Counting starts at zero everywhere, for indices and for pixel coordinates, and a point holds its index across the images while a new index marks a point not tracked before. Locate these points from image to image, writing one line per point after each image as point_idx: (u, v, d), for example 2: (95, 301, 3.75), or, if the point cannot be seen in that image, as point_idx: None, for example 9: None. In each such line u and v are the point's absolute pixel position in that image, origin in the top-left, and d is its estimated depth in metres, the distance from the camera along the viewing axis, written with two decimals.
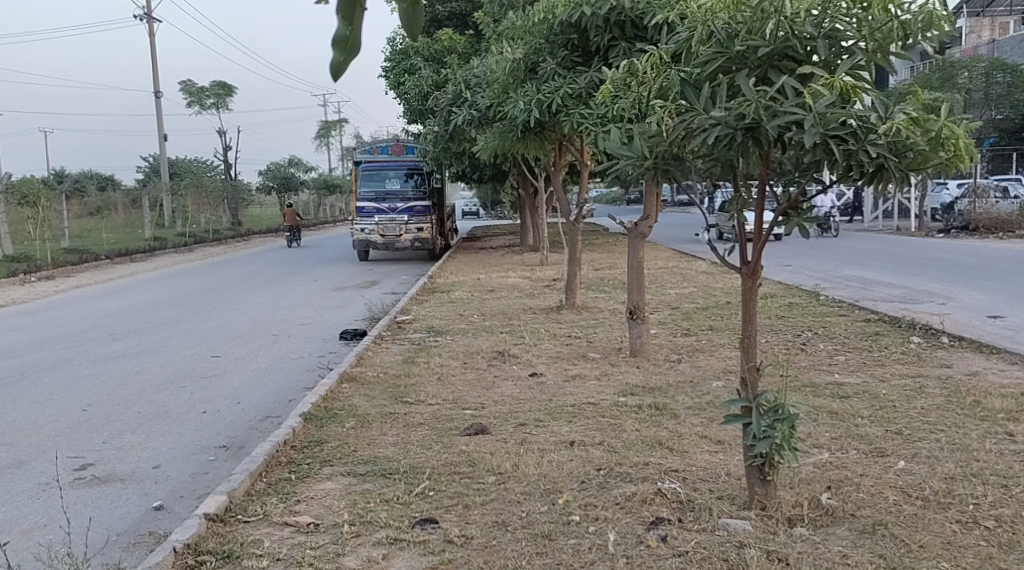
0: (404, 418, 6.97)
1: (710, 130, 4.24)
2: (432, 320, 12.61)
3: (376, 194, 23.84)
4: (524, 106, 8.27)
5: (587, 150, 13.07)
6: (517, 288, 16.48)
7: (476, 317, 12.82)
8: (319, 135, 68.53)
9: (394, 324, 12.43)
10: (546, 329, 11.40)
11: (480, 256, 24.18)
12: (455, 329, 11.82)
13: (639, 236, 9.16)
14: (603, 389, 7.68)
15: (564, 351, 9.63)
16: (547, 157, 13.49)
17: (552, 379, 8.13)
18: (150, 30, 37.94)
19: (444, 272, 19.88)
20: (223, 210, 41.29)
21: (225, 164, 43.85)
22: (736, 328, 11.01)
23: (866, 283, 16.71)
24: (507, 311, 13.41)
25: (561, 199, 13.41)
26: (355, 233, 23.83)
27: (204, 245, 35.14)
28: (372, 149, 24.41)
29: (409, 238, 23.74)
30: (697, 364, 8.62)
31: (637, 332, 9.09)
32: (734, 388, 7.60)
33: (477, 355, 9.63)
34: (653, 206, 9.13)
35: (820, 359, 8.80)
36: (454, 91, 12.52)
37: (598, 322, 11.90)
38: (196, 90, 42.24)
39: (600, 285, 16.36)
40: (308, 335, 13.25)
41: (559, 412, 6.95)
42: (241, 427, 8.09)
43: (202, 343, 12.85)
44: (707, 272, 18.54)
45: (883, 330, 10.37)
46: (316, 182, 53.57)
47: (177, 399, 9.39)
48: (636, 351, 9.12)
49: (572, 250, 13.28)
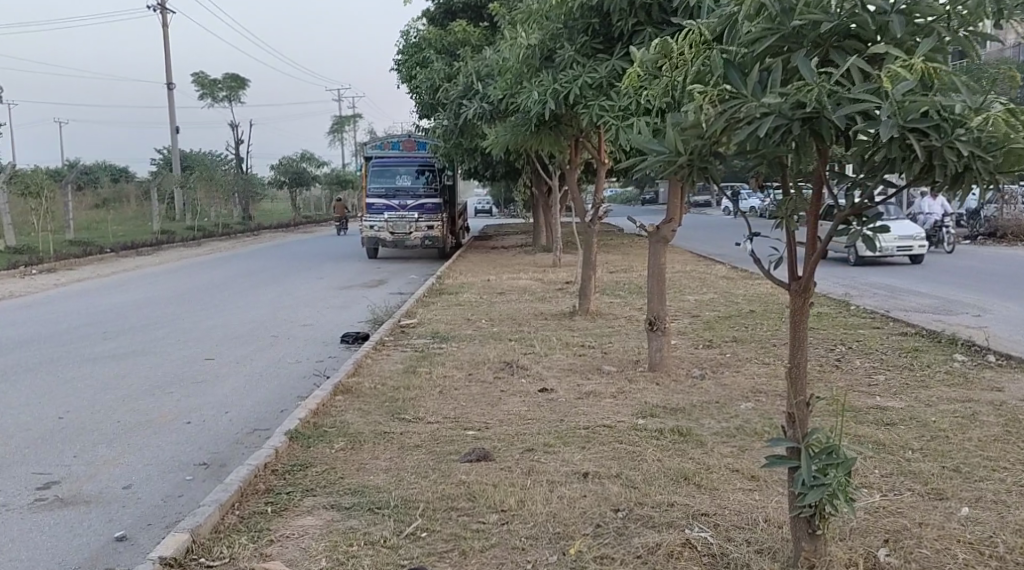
0: (399, 439, 6.28)
1: (762, 119, 3.54)
2: (438, 325, 11.95)
3: (386, 191, 23.18)
4: (538, 97, 7.59)
5: (606, 146, 12.38)
6: (528, 291, 15.80)
7: (484, 322, 12.13)
8: (333, 129, 67.89)
9: (397, 328, 11.76)
10: (558, 337, 10.72)
11: (491, 255, 23.52)
12: (462, 335, 11.14)
13: (660, 241, 8.48)
14: (619, 409, 6.99)
15: (577, 363, 8.95)
16: (563, 154, 12.76)
17: (564, 395, 7.45)
18: (163, 21, 37.34)
19: (453, 272, 19.23)
20: (233, 204, 40.69)
21: (236, 157, 43.21)
22: (762, 340, 10.31)
23: (894, 293, 15.95)
24: (517, 316, 12.74)
25: (577, 197, 12.68)
26: (364, 230, 23.16)
27: (213, 239, 34.53)
28: (383, 143, 23.61)
29: (419, 235, 23.06)
30: (723, 382, 7.93)
31: (657, 344, 8.38)
32: (765, 411, 6.90)
33: (483, 365, 8.96)
34: (677, 208, 8.44)
35: (857, 378, 8.10)
36: (464, 82, 11.79)
37: (614, 330, 11.21)
38: (209, 82, 41.63)
39: (616, 289, 15.67)
40: (307, 338, 12.56)
41: (571, 435, 6.26)
42: (224, 441, 7.39)
43: (195, 343, 12.18)
44: (727, 277, 17.83)
45: (922, 346, 9.67)
46: (329, 177, 52.98)
47: (161, 407, 8.71)
48: (655, 365, 8.41)
49: (586, 252, 12.58)
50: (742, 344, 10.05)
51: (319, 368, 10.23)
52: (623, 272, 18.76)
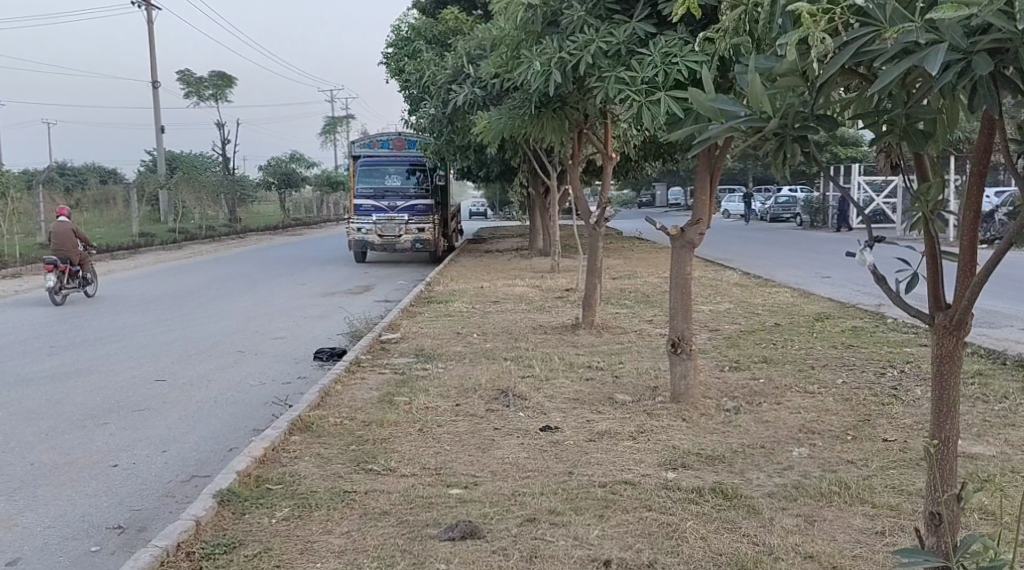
0: (362, 500, 4.86)
1: (926, 51, 2.85)
2: (423, 340, 10.55)
3: (374, 191, 21.74)
4: (539, 68, 6.05)
5: (613, 140, 11.06)
6: (525, 299, 14.47)
7: (477, 337, 10.75)
8: (325, 131, 66.35)
9: (377, 344, 10.35)
10: (563, 356, 9.33)
11: (486, 259, 22.17)
12: (450, 352, 9.75)
13: (687, 246, 7.05)
14: (642, 456, 5.60)
15: (585, 391, 7.54)
16: (563, 147, 11.33)
17: (572, 437, 6.04)
18: (149, 19, 35.96)
19: (446, 277, 17.88)
20: (218, 205, 39.12)
21: (222, 158, 41.65)
22: (798, 361, 8.94)
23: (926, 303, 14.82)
24: (515, 328, 11.37)
25: (579, 196, 11.22)
26: (351, 233, 21.75)
27: (195, 243, 32.97)
28: (372, 141, 22.16)
29: (410, 239, 21.67)
30: (765, 419, 6.54)
31: (681, 370, 7.03)
32: (826, 462, 5.58)
33: (474, 393, 7.55)
34: (706, 207, 7.02)
35: (924, 415, 6.77)
36: (453, 64, 10.37)
37: (625, 347, 9.82)
38: (194, 80, 40.12)
39: (621, 298, 14.35)
40: (278, 353, 11.15)
41: (583, 497, 4.85)
42: (149, 495, 5.94)
43: (151, 360, 10.77)
44: (740, 285, 16.51)
45: (986, 370, 8.34)
46: (319, 179, 51.43)
47: (89, 441, 7.25)
48: (679, 395, 7.07)
49: (589, 258, 11.19)
50: (774, 367, 8.68)
51: (285, 392, 8.82)
52: (628, 279, 17.41)
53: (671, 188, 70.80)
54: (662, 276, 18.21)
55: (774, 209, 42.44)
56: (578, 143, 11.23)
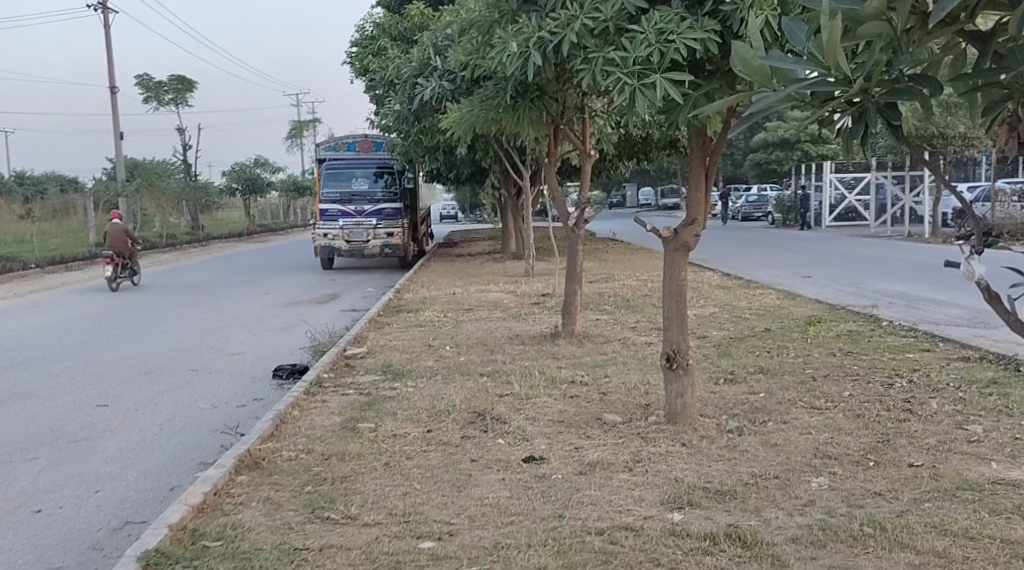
0: (317, 560, 4.14)
1: None
2: (392, 354, 9.82)
3: (341, 196, 20.89)
4: (516, 48, 5.41)
5: (592, 136, 10.43)
6: (499, 306, 13.77)
7: (450, 349, 10.03)
8: (290, 134, 65.22)
9: (341, 360, 9.60)
10: (543, 370, 8.62)
11: (457, 264, 21.45)
12: (420, 368, 9.02)
13: (680, 249, 6.34)
14: (640, 493, 4.93)
15: (569, 412, 6.83)
16: (539, 144, 10.62)
17: (560, 470, 5.33)
18: (105, 22, 34.89)
19: (416, 284, 17.16)
20: (180, 211, 38.07)
21: (184, 164, 40.55)
22: (796, 371, 8.27)
23: (915, 304, 14.38)
24: (490, 339, 10.66)
25: (558, 199, 10.48)
26: (317, 239, 20.90)
27: (155, 251, 31.94)
28: (336, 144, 21.40)
29: (378, 244, 20.87)
30: (773, 443, 5.87)
31: (677, 387, 6.34)
32: (849, 494, 4.92)
33: (447, 415, 6.84)
34: (699, 206, 6.32)
35: (948, 433, 6.12)
36: (418, 56, 9.67)
37: (608, 359, 9.13)
38: (153, 83, 39.04)
39: (601, 303, 13.69)
40: (235, 373, 10.39)
41: (577, 549, 4.19)
42: (72, 548, 5.17)
43: (98, 381, 9.99)
44: (723, 286, 15.91)
45: (1000, 379, 7.73)
46: (284, 184, 50.41)
47: (13, 481, 6.45)
48: (674, 416, 6.37)
49: (568, 262, 10.47)
50: (773, 377, 8.01)
51: (240, 418, 8.06)
52: (605, 282, 16.76)
53: (641, 188, 70.28)
54: (640, 279, 17.58)
55: (746, 207, 42.04)
56: (554, 141, 10.51)
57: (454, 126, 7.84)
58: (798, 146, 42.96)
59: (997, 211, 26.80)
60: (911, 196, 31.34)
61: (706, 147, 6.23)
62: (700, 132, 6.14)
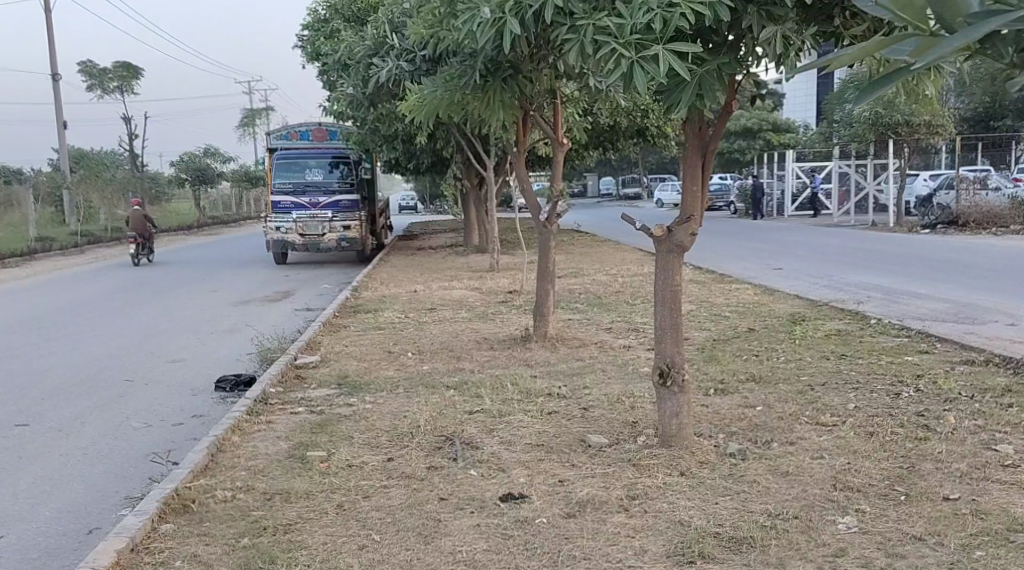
0: None
1: None
2: (349, 361, 9.06)
3: (294, 186, 19.85)
4: (489, 15, 4.63)
5: (564, 124, 9.74)
6: (463, 304, 13.02)
7: (413, 355, 9.24)
8: (242, 124, 63.85)
9: (292, 370, 8.77)
10: (515, 381, 7.86)
11: (417, 258, 20.66)
12: (380, 379, 8.21)
13: (674, 250, 5.57)
14: (643, 543, 4.25)
15: (548, 434, 6.11)
16: (505, 131, 9.79)
17: (544, 512, 4.59)
18: (46, 8, 33.57)
19: (374, 280, 16.36)
20: (127, 203, 36.85)
21: (131, 154, 39.31)
22: (792, 378, 7.54)
23: (897, 297, 13.79)
24: (456, 343, 9.91)
25: (528, 193, 9.68)
26: (269, 232, 19.99)
27: (101, 247, 30.80)
28: (289, 132, 20.40)
29: (335, 237, 19.96)
30: (784, 470, 5.14)
31: (672, 407, 5.60)
32: (882, 538, 4.22)
33: (409, 441, 6.07)
34: (697, 201, 5.56)
35: (980, 454, 5.41)
36: (372, 34, 8.94)
37: (586, 366, 8.42)
38: (97, 71, 37.72)
39: (571, 300, 12.98)
40: (175, 386, 9.58)
41: None
42: None
43: (22, 396, 9.22)
44: (695, 279, 15.24)
45: (1014, 386, 7.08)
46: (236, 175, 49.23)
47: None
48: (669, 437, 5.62)
49: (539, 261, 9.70)
50: (768, 386, 7.30)
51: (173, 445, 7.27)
52: (573, 277, 16.04)
53: (602, 179, 69.73)
54: (608, 273, 16.90)
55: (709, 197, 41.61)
56: (523, 129, 9.73)
57: (410, 109, 7.06)
58: (760, 135, 42.57)
59: (963, 199, 26.42)
60: (875, 184, 30.93)
61: (705, 134, 5.50)
62: (698, 121, 5.39)
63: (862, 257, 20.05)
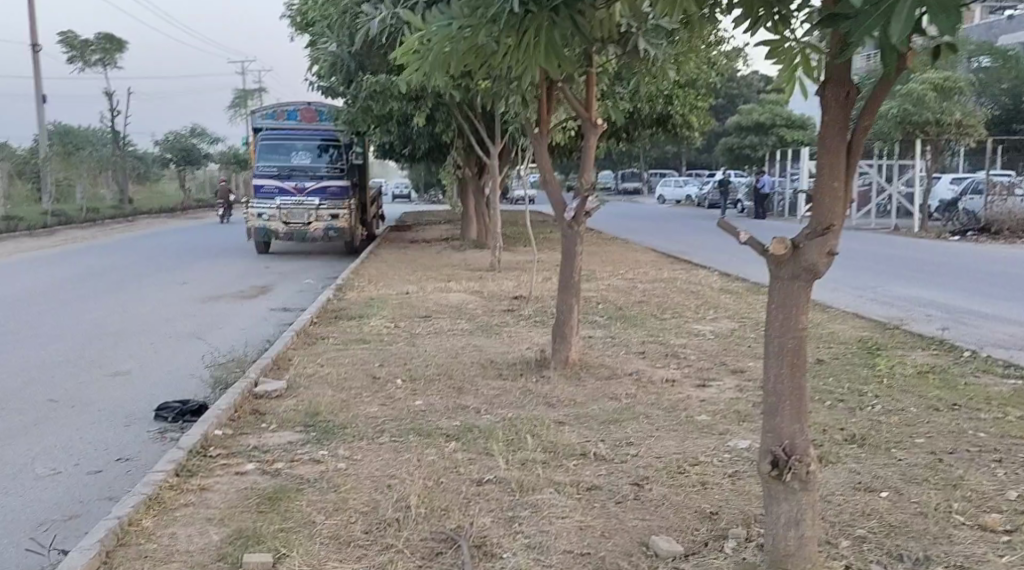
0: None
1: None
2: (322, 390, 7.17)
3: (279, 170, 17.87)
4: None
5: (597, 101, 7.86)
6: (462, 312, 11.12)
7: (403, 384, 7.35)
8: (234, 105, 61.66)
9: (247, 405, 6.78)
10: (535, 432, 5.95)
11: (410, 252, 18.78)
12: (359, 420, 6.31)
13: (802, 277, 3.71)
14: None
15: (596, 534, 4.27)
16: (523, 110, 7.91)
17: None
18: None
19: (362, 277, 14.52)
20: (106, 183, 34.80)
21: (112, 132, 37.23)
22: (905, 445, 5.67)
23: (960, 318, 11.98)
24: (456, 366, 8.07)
25: (551, 185, 7.79)
26: (250, 219, 18.10)
27: (73, 228, 28.84)
28: (275, 112, 18.21)
29: (321, 226, 18.02)
30: None
31: (789, 514, 3.80)
32: None
33: (395, 541, 4.26)
34: (838, 207, 3.72)
35: None
36: None
37: (626, 410, 6.55)
38: (79, 43, 35.63)
39: (591, 312, 11.09)
40: (107, 411, 7.72)
41: None
42: None
43: None
44: (726, 289, 13.41)
45: None
46: (223, 156, 47.16)
47: None
48: (782, 560, 3.84)
49: (563, 269, 7.75)
50: (885, 461, 5.37)
51: (70, 520, 5.33)
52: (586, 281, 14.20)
53: (602, 172, 67.77)
54: (625, 277, 15.06)
55: (714, 194, 39.88)
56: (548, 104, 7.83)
57: (396, 63, 5.29)
58: (771, 132, 40.66)
59: (994, 206, 24.57)
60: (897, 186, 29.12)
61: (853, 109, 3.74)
62: (842, 82, 3.64)
63: (899, 268, 18.26)
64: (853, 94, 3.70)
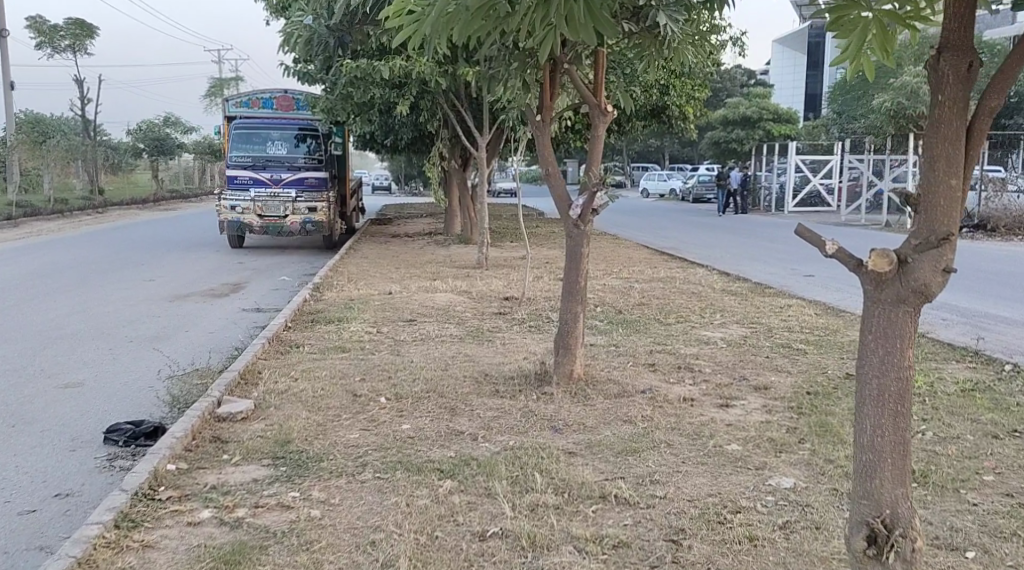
0: None
1: None
2: (295, 412, 6.30)
3: (254, 160, 16.93)
4: None
5: (606, 87, 6.95)
6: (449, 315, 10.26)
7: (387, 404, 6.48)
8: (210, 94, 60.43)
9: (206, 431, 5.90)
10: (541, 466, 5.12)
11: (392, 247, 17.87)
12: (337, 450, 5.46)
13: (903, 306, 3.36)
14: None
15: None
16: (523, 96, 7.04)
17: None
18: None
19: (341, 275, 13.66)
20: (77, 172, 33.63)
21: (82, 120, 36.04)
22: (975, 487, 4.84)
23: (982, 323, 11.14)
24: (445, 379, 7.23)
25: (556, 180, 6.95)
26: (222, 211, 17.09)
27: (39, 219, 27.70)
28: (250, 99, 17.35)
29: (298, 220, 17.10)
30: None
31: None
32: None
33: None
34: (952, 208, 3.32)
35: None
36: None
37: (645, 436, 5.70)
38: (48, 28, 34.42)
39: (588, 317, 10.24)
40: (49, 431, 6.84)
41: None
42: None
43: None
44: (728, 290, 12.59)
45: None
46: (198, 147, 45.99)
47: None
48: None
49: (567, 273, 6.90)
50: (957, 507, 4.56)
51: None
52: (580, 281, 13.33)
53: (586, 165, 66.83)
54: (620, 276, 14.23)
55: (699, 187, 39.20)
56: (552, 88, 6.99)
57: (388, 24, 4.56)
58: (759, 125, 39.88)
59: (987, 202, 23.69)
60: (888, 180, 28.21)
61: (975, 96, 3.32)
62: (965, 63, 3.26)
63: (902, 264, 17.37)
64: (975, 66, 3.29)
